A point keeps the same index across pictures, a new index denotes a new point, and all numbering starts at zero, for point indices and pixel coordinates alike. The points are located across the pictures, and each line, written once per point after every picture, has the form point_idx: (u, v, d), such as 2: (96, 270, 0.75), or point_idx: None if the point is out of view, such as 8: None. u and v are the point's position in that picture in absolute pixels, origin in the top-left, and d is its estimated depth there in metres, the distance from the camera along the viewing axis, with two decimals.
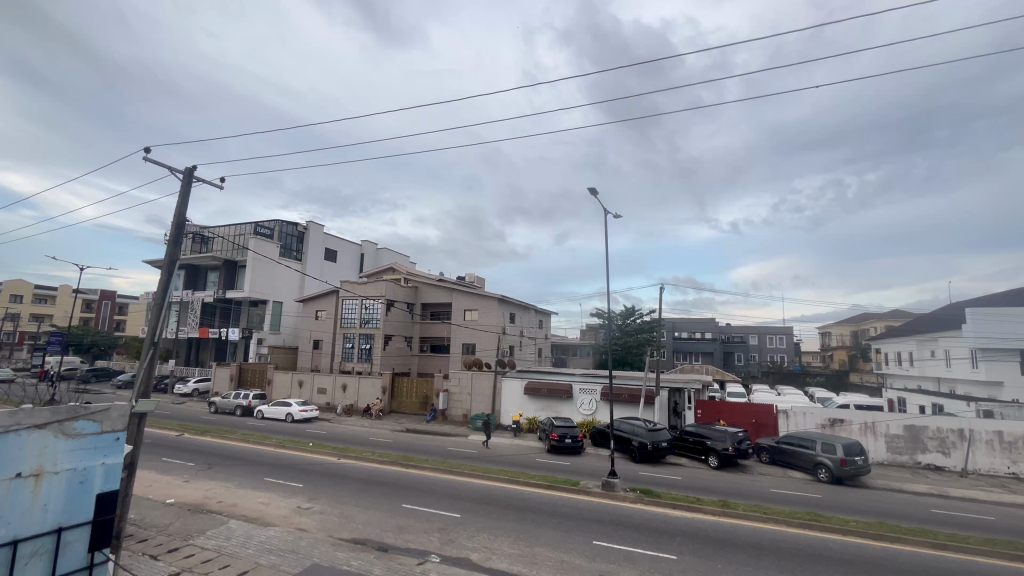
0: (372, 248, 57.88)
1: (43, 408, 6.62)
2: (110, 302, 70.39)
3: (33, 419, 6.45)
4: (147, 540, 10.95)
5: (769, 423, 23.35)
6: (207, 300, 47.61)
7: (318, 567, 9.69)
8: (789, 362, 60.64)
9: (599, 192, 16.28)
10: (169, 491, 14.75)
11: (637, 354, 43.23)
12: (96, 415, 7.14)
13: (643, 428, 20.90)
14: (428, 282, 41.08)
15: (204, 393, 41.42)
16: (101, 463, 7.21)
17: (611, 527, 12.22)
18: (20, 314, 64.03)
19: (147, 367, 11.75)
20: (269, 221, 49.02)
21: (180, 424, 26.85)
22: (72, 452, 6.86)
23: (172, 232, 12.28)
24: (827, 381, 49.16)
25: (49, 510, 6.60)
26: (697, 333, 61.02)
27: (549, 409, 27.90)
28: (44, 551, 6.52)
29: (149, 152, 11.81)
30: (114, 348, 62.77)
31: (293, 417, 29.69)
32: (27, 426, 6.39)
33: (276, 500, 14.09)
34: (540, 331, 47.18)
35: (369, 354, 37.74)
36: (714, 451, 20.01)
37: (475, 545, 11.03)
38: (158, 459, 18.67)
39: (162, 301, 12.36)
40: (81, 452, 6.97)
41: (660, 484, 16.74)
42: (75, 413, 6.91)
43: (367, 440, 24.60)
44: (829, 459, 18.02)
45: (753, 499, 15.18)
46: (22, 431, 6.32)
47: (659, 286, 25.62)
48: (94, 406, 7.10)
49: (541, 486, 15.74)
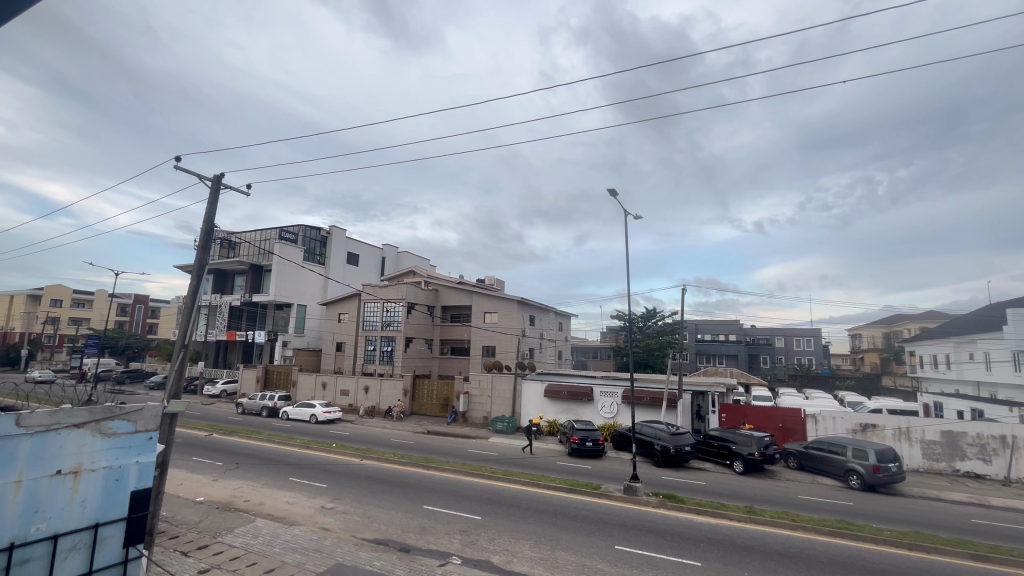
0: (393, 252, 58.53)
1: (81, 407, 6.80)
2: (143, 306, 73.14)
3: (71, 419, 6.65)
4: (178, 536, 11.17)
5: (797, 427, 22.55)
6: (234, 303, 48.80)
7: (341, 566, 9.70)
8: (817, 365, 58.90)
9: (618, 192, 16.18)
10: (199, 489, 15.07)
11: (659, 356, 42.53)
12: (130, 415, 7.29)
13: (666, 432, 20.46)
14: (448, 285, 41.24)
15: (231, 394, 42.47)
16: (136, 461, 7.37)
17: (633, 531, 11.95)
18: (59, 318, 66.64)
19: (178, 369, 11.89)
20: (293, 226, 50.10)
21: (209, 424, 27.52)
22: (108, 450, 7.03)
23: (202, 237, 12.59)
24: (858, 385, 47.52)
25: (87, 507, 6.77)
26: (721, 335, 59.82)
27: (569, 412, 27.64)
28: (81, 546, 6.70)
29: (179, 159, 12.12)
30: (147, 350, 64.84)
31: (317, 418, 30.19)
32: (66, 426, 6.58)
33: (302, 500, 14.24)
34: (560, 333, 46.97)
35: (391, 356, 38.14)
36: (739, 455, 19.42)
37: (496, 547, 10.92)
38: (187, 459, 19.12)
39: (192, 304, 12.60)
40: (117, 451, 7.13)
41: (684, 489, 16.36)
42: (110, 413, 7.07)
43: (389, 441, 24.80)
44: (860, 465, 17.30)
45: (780, 505, 14.68)
46: (61, 430, 6.51)
47: (682, 288, 25.23)
48: (128, 406, 7.26)
49: (563, 489, 15.52)
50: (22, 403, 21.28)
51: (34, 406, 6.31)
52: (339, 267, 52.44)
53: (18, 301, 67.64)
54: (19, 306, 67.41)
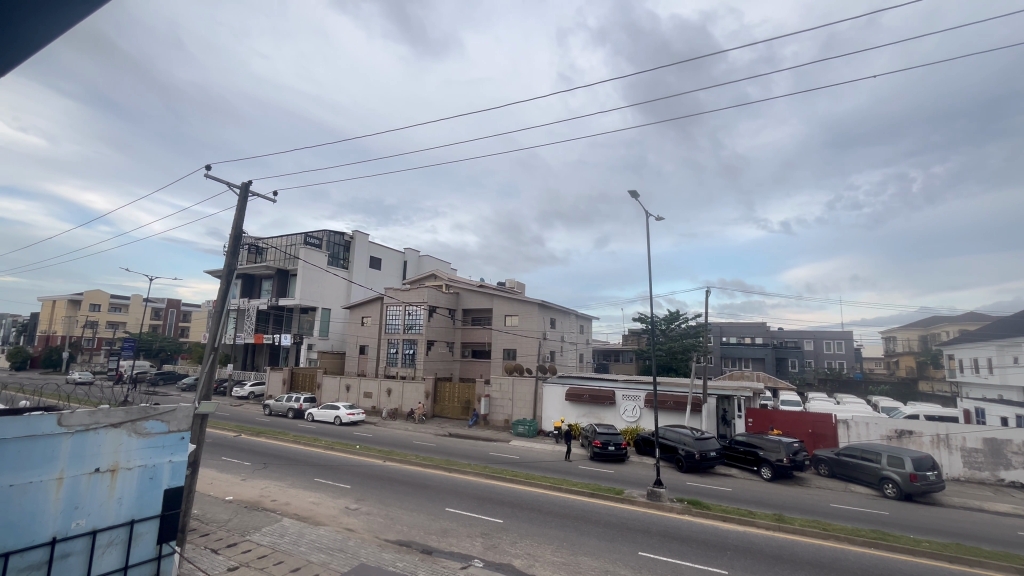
0: (414, 255, 59.12)
1: (119, 408, 7.18)
2: (176, 310, 75.82)
3: (109, 419, 7.02)
4: (209, 534, 11.42)
5: (828, 433, 21.78)
6: (261, 307, 49.94)
7: (365, 567, 9.73)
8: (848, 369, 57.00)
9: (639, 194, 15.99)
10: (229, 488, 15.43)
11: (683, 360, 41.78)
12: (163, 415, 7.64)
13: (690, 436, 20.00)
14: (469, 288, 41.30)
15: (259, 396, 43.49)
16: (169, 460, 7.71)
17: (656, 538, 11.68)
18: (98, 322, 69.53)
19: (209, 370, 12.13)
20: (318, 232, 51.09)
21: (238, 425, 28.20)
22: (143, 449, 7.40)
23: (231, 243, 12.94)
24: (893, 390, 45.75)
25: (123, 504, 7.14)
26: (747, 338, 58.31)
27: (591, 416, 27.35)
28: (118, 542, 7.07)
29: (209, 168, 12.53)
30: (179, 353, 66.99)
31: (341, 420, 30.61)
32: (104, 426, 6.96)
33: (327, 500, 14.42)
34: (581, 336, 46.64)
35: (413, 359, 38.46)
36: (767, 461, 18.86)
37: (518, 551, 10.81)
38: (217, 458, 19.62)
39: (222, 307, 12.85)
40: (151, 450, 7.49)
41: (709, 495, 15.95)
42: (146, 413, 7.43)
43: (411, 443, 24.95)
44: (896, 474, 16.55)
45: (811, 513, 14.13)
46: (100, 430, 6.89)
47: (706, 290, 24.81)
48: (162, 406, 7.60)
49: (584, 494, 15.30)
50: (65, 403, 22.22)
51: (75, 406, 6.71)
52: (363, 272, 53.23)
53: (59, 305, 70.63)
54: (60, 311, 70.43)
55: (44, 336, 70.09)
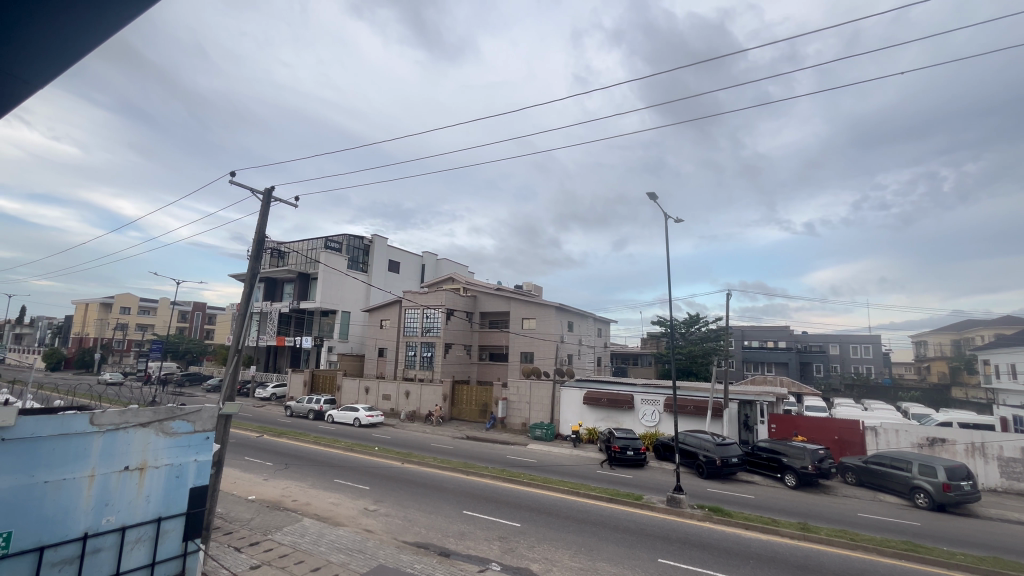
0: (432, 259, 59.56)
1: (147, 408, 7.34)
2: (201, 313, 77.91)
3: (138, 418, 7.19)
4: (232, 532, 11.60)
5: (855, 440, 21.04)
6: (283, 310, 50.83)
7: (382, 569, 9.72)
8: (876, 374, 55.20)
9: (657, 196, 15.77)
10: (251, 488, 15.67)
11: (703, 364, 41.04)
12: (189, 416, 7.80)
13: (711, 442, 19.57)
14: (486, 291, 41.32)
15: (281, 398, 44.26)
16: (194, 459, 7.87)
17: (677, 545, 11.42)
18: (128, 324, 71.93)
19: (233, 372, 12.30)
20: (338, 236, 51.74)
21: (260, 426, 28.71)
22: (170, 448, 7.55)
23: (254, 248, 13.16)
24: (924, 396, 44.09)
25: (151, 501, 7.30)
26: (770, 342, 56.90)
27: (609, 420, 27.02)
28: (145, 539, 7.23)
29: (234, 175, 12.77)
30: (204, 354, 68.71)
31: (360, 421, 30.89)
32: (133, 425, 7.13)
33: (346, 501, 14.55)
34: (599, 339, 46.31)
35: (431, 361, 38.62)
36: (791, 469, 18.33)
37: (535, 555, 10.69)
38: (240, 458, 20.01)
39: (245, 310, 13.02)
40: (178, 449, 7.64)
41: (731, 502, 15.54)
42: (172, 413, 7.60)
43: (428, 445, 25.01)
44: (928, 483, 15.87)
45: (838, 523, 13.66)
46: (129, 429, 7.07)
47: (727, 293, 24.39)
48: (187, 407, 7.76)
49: (603, 499, 15.11)
50: (96, 404, 22.88)
51: (106, 406, 6.88)
52: (381, 275, 53.80)
53: (92, 308, 73.26)
54: (92, 314, 72.98)
55: (78, 338, 72.73)
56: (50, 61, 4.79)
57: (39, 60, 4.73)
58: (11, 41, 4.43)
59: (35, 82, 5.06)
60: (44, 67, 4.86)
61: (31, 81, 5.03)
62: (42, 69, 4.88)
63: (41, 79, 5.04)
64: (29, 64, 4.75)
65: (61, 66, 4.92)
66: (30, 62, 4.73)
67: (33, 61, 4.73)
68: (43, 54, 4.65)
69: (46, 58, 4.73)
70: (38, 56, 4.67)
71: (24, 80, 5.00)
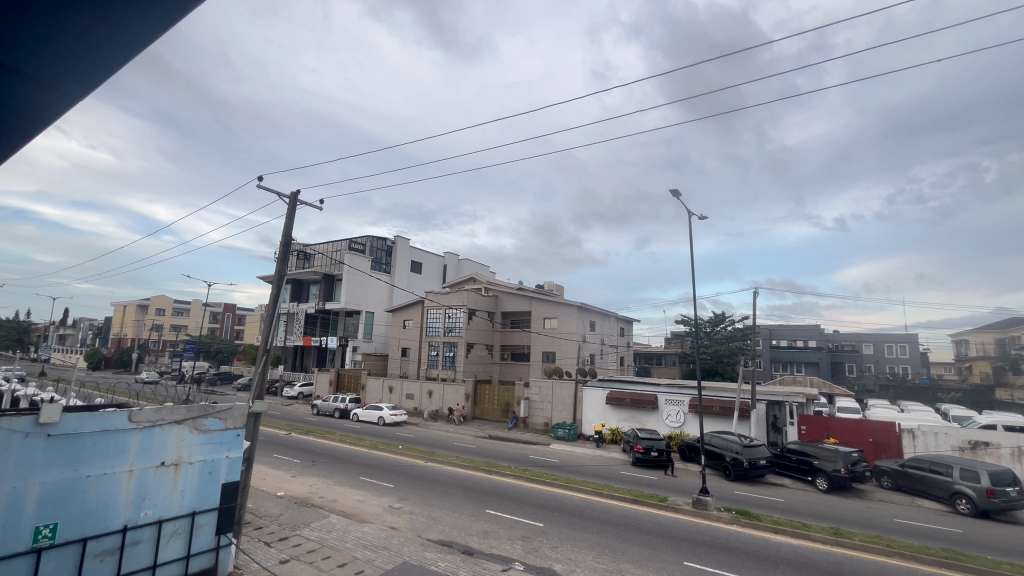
0: (454, 259, 59.95)
1: (181, 406, 7.51)
2: (231, 314, 80.16)
3: (173, 416, 7.37)
4: (262, 527, 11.84)
5: (891, 443, 20.19)
6: (309, 311, 51.83)
7: (407, 566, 9.76)
8: (914, 375, 52.94)
9: (681, 193, 15.41)
10: (279, 484, 15.99)
11: (729, 364, 40.12)
12: (220, 414, 7.97)
13: (738, 443, 19.06)
14: (508, 291, 41.29)
15: (308, 397, 45.20)
16: (226, 456, 8.04)
17: (704, 548, 11.12)
18: (163, 325, 74.62)
19: (262, 372, 12.53)
20: (361, 238, 52.37)
21: (288, 424, 29.33)
22: (203, 445, 7.73)
23: (280, 250, 13.45)
24: (966, 398, 42.07)
25: (186, 496, 7.49)
26: (799, 341, 55.27)
27: (633, 420, 26.63)
28: (181, 532, 7.45)
29: (261, 180, 13.18)
30: (235, 354, 70.67)
31: (384, 420, 31.24)
32: (169, 422, 7.32)
33: (371, 498, 14.69)
34: (622, 338, 45.87)
35: (453, 361, 38.80)
36: (823, 471, 17.75)
37: (559, 555, 10.59)
38: (270, 455, 20.48)
39: (272, 312, 13.19)
40: (210, 446, 7.82)
41: (759, 505, 15.11)
42: (205, 411, 7.77)
43: (452, 445, 25.11)
44: (971, 488, 15.09)
45: (873, 529, 13.13)
46: (165, 426, 7.26)
47: (753, 291, 23.79)
48: (219, 405, 7.93)
49: (627, 500, 14.87)
50: (133, 401, 23.65)
51: (143, 403, 7.09)
52: (404, 276, 54.40)
53: (129, 309, 76.38)
54: (130, 315, 76.19)
55: (117, 338, 75.89)
56: (98, 72, 4.77)
57: (85, 70, 4.68)
58: (54, 50, 4.38)
59: (76, 95, 5.06)
60: (91, 78, 4.85)
61: (72, 94, 5.02)
62: (89, 79, 4.86)
63: (82, 92, 5.03)
64: (74, 74, 4.72)
65: (106, 74, 4.90)
66: (77, 72, 4.70)
67: (79, 72, 4.70)
68: (87, 64, 4.62)
69: (91, 70, 4.71)
70: (82, 68, 4.65)
71: (65, 94, 4.99)
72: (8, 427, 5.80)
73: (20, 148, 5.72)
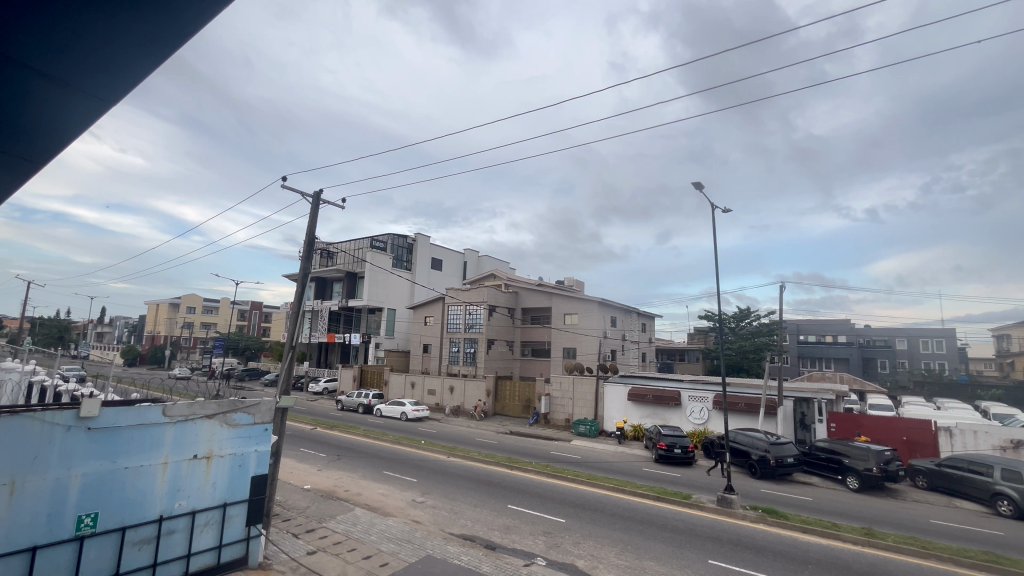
0: (474, 256, 60.07)
1: (211, 400, 7.64)
2: (258, 311, 82.22)
3: (204, 410, 7.50)
4: (290, 519, 12.06)
5: (927, 442, 19.37)
6: (332, 308, 52.68)
7: (430, 559, 9.79)
8: (951, 371, 50.72)
9: (703, 184, 15.00)
10: (306, 478, 16.28)
11: (754, 360, 39.21)
12: (250, 408, 8.05)
13: (764, 441, 18.54)
14: (528, 287, 41.11)
15: (332, 392, 46.00)
16: (255, 449, 8.14)
17: (728, 547, 10.83)
18: (194, 323, 77.02)
19: (288, 367, 12.70)
20: (382, 236, 52.91)
21: (313, 419, 29.90)
22: (233, 439, 7.84)
23: (304, 249, 13.60)
24: (1008, 395, 40.16)
25: (217, 488, 7.63)
26: (828, 336, 53.63)
27: (655, 417, 26.22)
28: (213, 522, 7.59)
29: (284, 179, 13.29)
30: (262, 351, 72.45)
31: (407, 416, 31.52)
32: (200, 416, 7.46)
33: (395, 492, 14.80)
34: (643, 334, 45.32)
35: (474, 357, 38.87)
36: (853, 470, 17.13)
37: (581, 551, 10.46)
38: (296, 449, 20.89)
39: (297, 309, 13.32)
40: (240, 440, 7.93)
41: (786, 504, 14.69)
42: (235, 406, 7.87)
43: (473, 440, 25.20)
44: (1012, 489, 14.33)
45: (908, 530, 12.58)
46: (197, 420, 7.40)
47: (780, 285, 23.18)
48: (248, 400, 8.02)
49: (650, 497, 14.63)
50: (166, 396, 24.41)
51: (176, 398, 7.25)
52: (425, 273, 54.76)
53: (162, 308, 79.15)
54: (163, 313, 78.94)
55: (151, 336, 78.73)
56: (130, 73, 4.53)
57: (117, 72, 4.45)
58: (75, 53, 4.18)
59: (111, 100, 4.86)
60: (125, 81, 4.63)
61: (107, 100, 4.83)
62: (124, 81, 4.64)
63: (115, 96, 4.81)
64: (106, 78, 4.50)
65: (139, 75, 4.67)
66: (110, 74, 4.47)
67: (111, 73, 4.46)
68: (118, 66, 4.39)
69: (123, 72, 4.48)
70: (114, 70, 4.42)
71: (100, 100, 4.80)
72: (52, 420, 6.07)
73: (61, 153, 5.64)
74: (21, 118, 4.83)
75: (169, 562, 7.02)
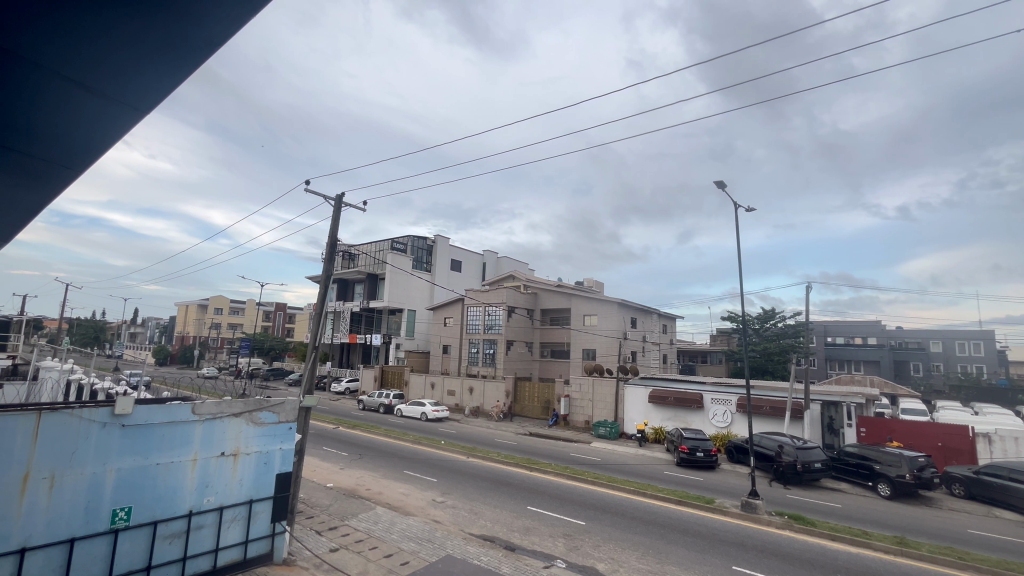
0: (493, 257, 60.28)
1: (237, 400, 7.83)
2: (282, 313, 84.03)
3: (230, 409, 7.68)
4: (314, 516, 12.28)
5: (963, 448, 18.68)
6: (354, 309, 53.45)
7: (451, 559, 9.84)
8: (989, 375, 48.58)
9: (725, 183, 14.74)
10: (329, 476, 16.58)
11: (780, 362, 38.36)
12: (274, 407, 8.22)
13: (791, 445, 18.06)
14: (547, 288, 41.04)
15: (354, 392, 46.65)
16: (279, 447, 8.30)
17: (753, 553, 10.58)
18: (221, 324, 79.19)
19: (311, 368, 12.92)
20: (403, 237, 53.47)
21: (336, 418, 30.37)
22: (259, 437, 8.03)
23: (327, 252, 13.84)
24: None
25: (243, 485, 7.82)
26: (857, 338, 52.04)
27: (677, 420, 25.82)
28: (240, 518, 7.77)
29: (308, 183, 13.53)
30: (286, 351, 74.03)
31: (427, 416, 31.74)
32: (227, 415, 7.65)
33: (415, 492, 14.94)
34: (664, 336, 44.83)
35: (493, 359, 38.95)
36: (885, 477, 16.53)
37: (602, 554, 10.38)
38: (319, 448, 21.26)
39: (320, 311, 13.54)
40: (265, 437, 8.12)
41: (815, 511, 14.27)
42: (260, 405, 8.05)
43: (493, 441, 25.26)
44: None
45: (944, 540, 12.07)
46: (224, 419, 7.60)
47: (806, 285, 22.68)
48: (273, 399, 8.18)
49: (671, 501, 14.40)
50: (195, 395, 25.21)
51: (205, 397, 7.46)
52: (444, 274, 55.15)
53: (191, 309, 81.70)
54: (192, 314, 81.41)
55: (181, 336, 81.31)
56: (158, 80, 4.64)
57: (145, 79, 4.56)
58: (100, 60, 4.29)
59: (143, 107, 5.00)
60: (154, 88, 4.73)
61: (138, 107, 4.98)
62: (153, 90, 4.77)
63: (146, 104, 4.96)
64: (137, 86, 4.64)
65: (168, 84, 4.80)
66: (139, 82, 4.60)
67: (140, 82, 4.59)
68: (147, 74, 4.52)
69: (152, 79, 4.59)
70: (142, 78, 4.55)
71: (132, 107, 4.95)
72: (88, 417, 6.30)
73: (95, 160, 5.83)
74: (53, 122, 4.97)
75: (198, 556, 7.22)
